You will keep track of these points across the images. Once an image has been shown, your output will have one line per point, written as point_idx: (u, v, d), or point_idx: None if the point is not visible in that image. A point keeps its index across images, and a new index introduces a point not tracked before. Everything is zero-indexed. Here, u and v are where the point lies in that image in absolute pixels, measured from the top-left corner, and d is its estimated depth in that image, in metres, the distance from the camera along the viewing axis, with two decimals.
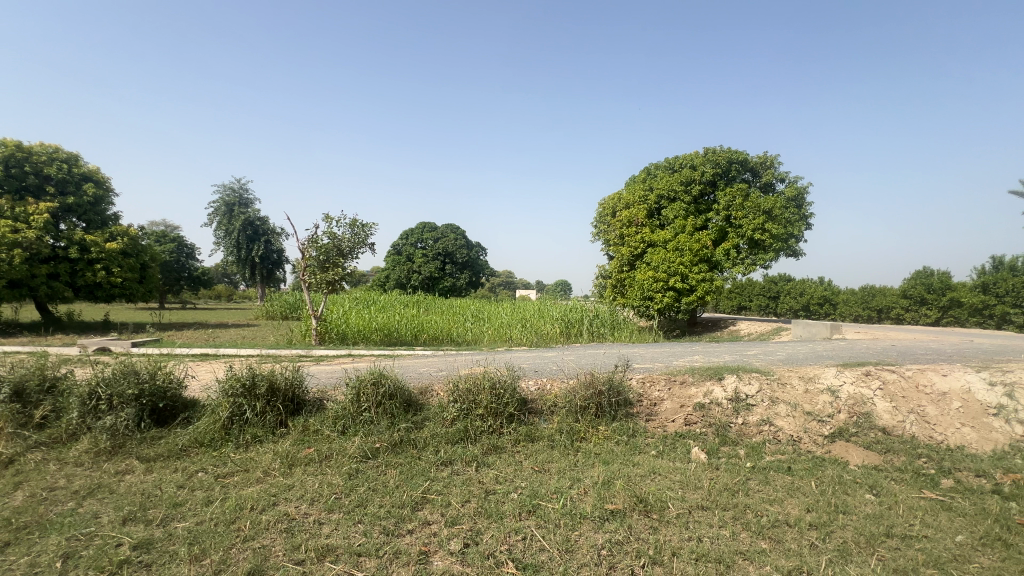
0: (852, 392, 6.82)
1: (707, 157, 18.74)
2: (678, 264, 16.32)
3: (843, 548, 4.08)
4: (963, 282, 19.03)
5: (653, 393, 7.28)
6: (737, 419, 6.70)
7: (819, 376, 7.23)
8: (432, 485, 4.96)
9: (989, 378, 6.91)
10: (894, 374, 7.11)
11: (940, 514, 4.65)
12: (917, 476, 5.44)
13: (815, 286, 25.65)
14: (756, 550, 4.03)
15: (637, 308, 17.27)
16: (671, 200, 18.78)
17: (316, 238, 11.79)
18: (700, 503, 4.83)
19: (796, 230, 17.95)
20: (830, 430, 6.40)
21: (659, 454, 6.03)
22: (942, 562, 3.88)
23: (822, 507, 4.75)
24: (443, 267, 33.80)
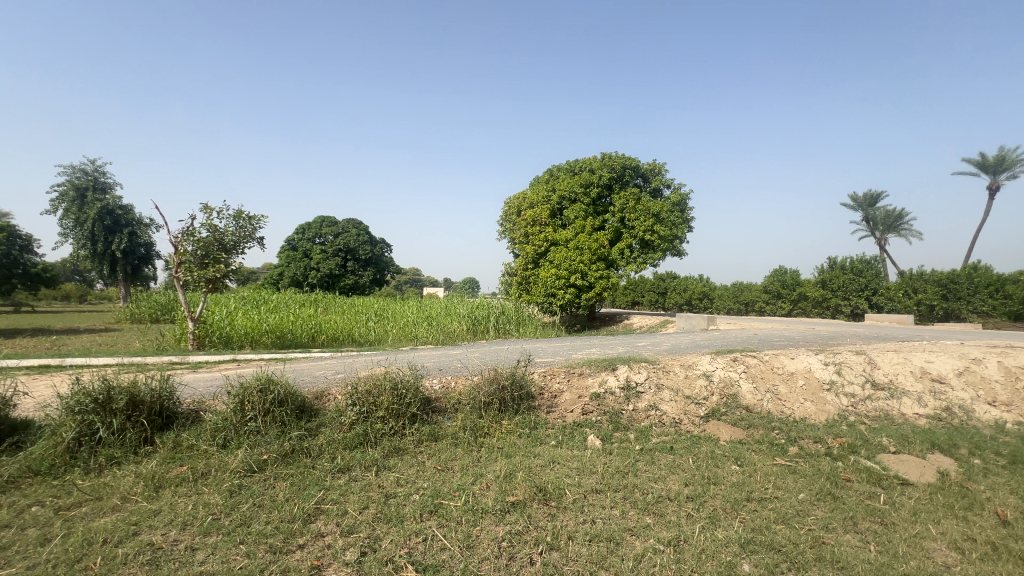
0: (722, 376, 7.74)
1: (604, 162, 19.98)
2: (579, 263, 17.20)
3: (713, 515, 4.59)
4: (808, 279, 22.44)
5: (553, 385, 7.64)
6: (628, 405, 7.23)
7: (696, 363, 8.09)
8: (327, 494, 4.67)
9: (825, 358, 8.22)
10: (754, 359, 8.19)
11: (788, 476, 5.44)
12: (772, 446, 6.30)
13: (697, 283, 28.71)
14: (642, 526, 4.38)
15: (541, 305, 17.83)
16: (572, 201, 19.70)
17: (193, 230, 10.48)
18: (594, 487, 5.13)
19: (679, 232, 19.85)
20: (705, 411, 7.16)
21: (558, 443, 6.29)
22: (788, 517, 4.53)
23: (697, 480, 5.31)
24: (344, 264, 32.13)
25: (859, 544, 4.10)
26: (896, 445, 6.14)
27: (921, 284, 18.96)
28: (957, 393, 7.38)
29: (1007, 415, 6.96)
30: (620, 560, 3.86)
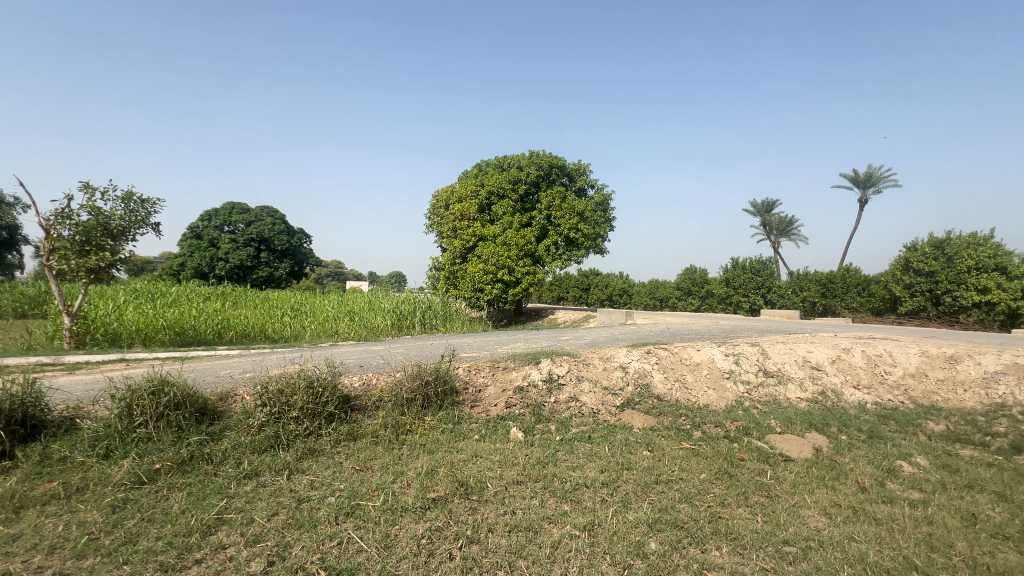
0: (637, 367, 8.21)
1: (531, 160, 20.27)
2: (506, 259, 17.34)
3: (625, 498, 4.86)
4: (714, 278, 24.44)
5: (478, 379, 7.66)
6: (550, 397, 7.42)
7: (614, 356, 8.50)
8: (231, 503, 4.31)
9: (726, 350, 9.01)
10: (665, 351, 8.78)
11: (691, 459, 5.90)
12: (679, 431, 6.81)
13: (617, 280, 30.22)
14: (559, 513, 4.53)
15: (468, 299, 17.72)
16: (500, 197, 19.78)
17: (68, 212, 9.10)
18: (515, 478, 5.22)
19: (602, 231, 20.72)
20: (620, 401, 7.56)
21: (481, 437, 6.31)
22: (691, 496, 4.92)
23: (611, 466, 5.60)
24: (257, 255, 29.83)
25: (749, 516, 4.55)
26: (782, 426, 6.89)
27: (807, 284, 21.56)
28: (830, 378, 8.38)
29: (867, 395, 8.01)
30: (538, 548, 3.96)
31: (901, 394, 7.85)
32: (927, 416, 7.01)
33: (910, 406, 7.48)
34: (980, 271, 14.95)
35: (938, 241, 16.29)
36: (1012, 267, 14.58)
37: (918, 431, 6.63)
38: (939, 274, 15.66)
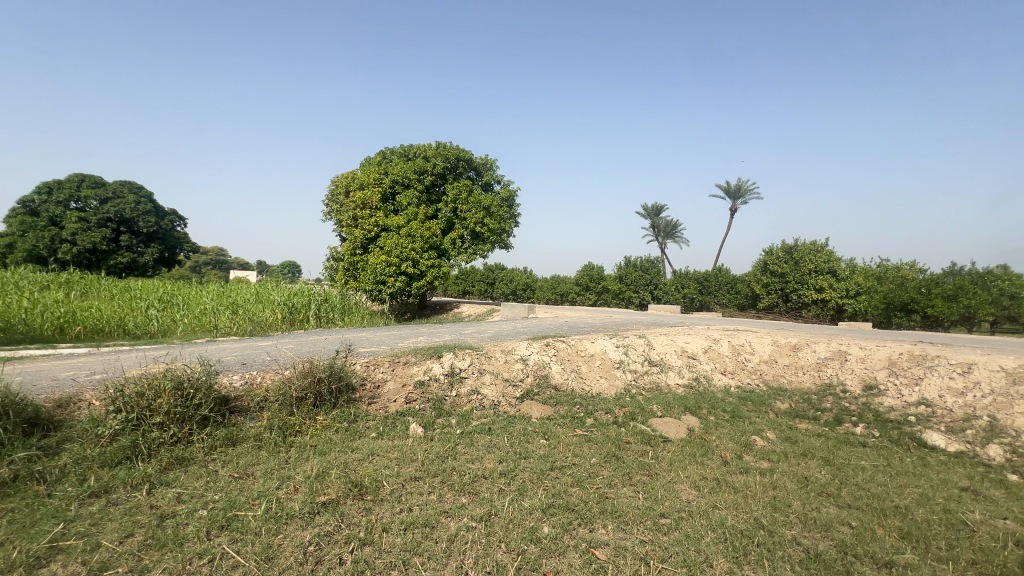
0: (537, 359, 8.49)
1: (438, 151, 19.92)
2: (410, 250, 16.83)
3: (521, 486, 5.00)
4: (610, 274, 26.13)
5: (376, 375, 7.35)
6: (452, 391, 7.38)
7: (515, 348, 8.70)
8: (70, 528, 3.65)
9: (617, 341, 9.67)
10: (563, 344, 9.19)
11: (584, 445, 6.25)
12: (573, 420, 7.16)
13: (521, 275, 31.01)
14: (457, 506, 4.53)
15: (370, 292, 16.93)
16: (405, 186, 19.13)
17: None
18: (413, 474, 5.10)
19: (507, 227, 21.06)
20: (520, 392, 7.76)
21: (379, 435, 6.07)
22: (582, 480, 5.21)
23: (510, 456, 5.72)
24: (115, 238, 25.69)
25: (632, 494, 4.93)
26: (662, 411, 7.57)
27: (688, 282, 23.97)
28: (703, 365, 9.40)
29: (731, 380, 9.11)
30: (433, 543, 3.91)
31: (757, 378, 9.05)
32: (776, 396, 8.17)
33: (764, 388, 8.66)
34: (818, 273, 17.77)
35: (788, 247, 19.04)
36: (841, 270, 17.53)
37: (769, 409, 7.69)
38: (788, 275, 18.33)
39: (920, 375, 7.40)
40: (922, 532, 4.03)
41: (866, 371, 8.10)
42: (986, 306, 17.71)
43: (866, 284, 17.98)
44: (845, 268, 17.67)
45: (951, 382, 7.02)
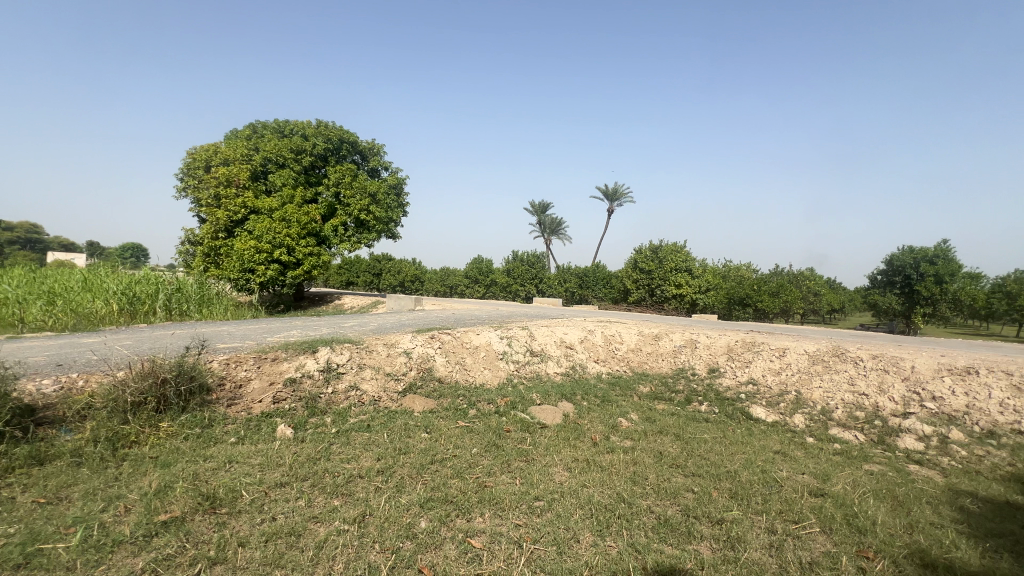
0: (421, 352, 8.32)
1: (318, 130, 18.41)
2: (284, 236, 15.31)
3: (400, 482, 4.85)
4: (498, 268, 26.67)
5: (238, 373, 6.55)
6: (327, 388, 6.89)
7: (398, 341, 8.42)
8: None
9: (501, 333, 9.89)
10: (448, 336, 9.13)
11: (466, 436, 6.27)
12: (456, 411, 7.16)
13: (409, 266, 30.22)
14: (328, 510, 4.23)
15: (235, 281, 15.05)
16: (279, 166, 17.35)
17: None
18: (278, 480, 4.65)
19: (395, 216, 20.29)
20: (403, 386, 7.54)
21: (239, 440, 5.43)
22: (462, 471, 5.22)
23: (389, 453, 5.52)
24: None
25: (510, 481, 5.08)
26: (541, 398, 7.94)
27: (570, 277, 25.44)
28: (579, 355, 10.05)
29: (603, 367, 9.88)
30: (299, 552, 3.61)
31: (625, 365, 9.93)
32: (639, 380, 9.04)
33: (630, 374, 9.54)
34: (677, 271, 20.08)
35: (655, 247, 21.18)
36: (695, 269, 20.01)
37: (633, 393, 8.49)
38: (654, 272, 20.44)
39: (750, 359, 8.74)
40: (746, 491, 4.76)
41: (710, 357, 9.35)
42: (798, 301, 21.60)
43: (714, 282, 20.75)
44: (699, 267, 20.20)
45: (770, 363, 8.42)
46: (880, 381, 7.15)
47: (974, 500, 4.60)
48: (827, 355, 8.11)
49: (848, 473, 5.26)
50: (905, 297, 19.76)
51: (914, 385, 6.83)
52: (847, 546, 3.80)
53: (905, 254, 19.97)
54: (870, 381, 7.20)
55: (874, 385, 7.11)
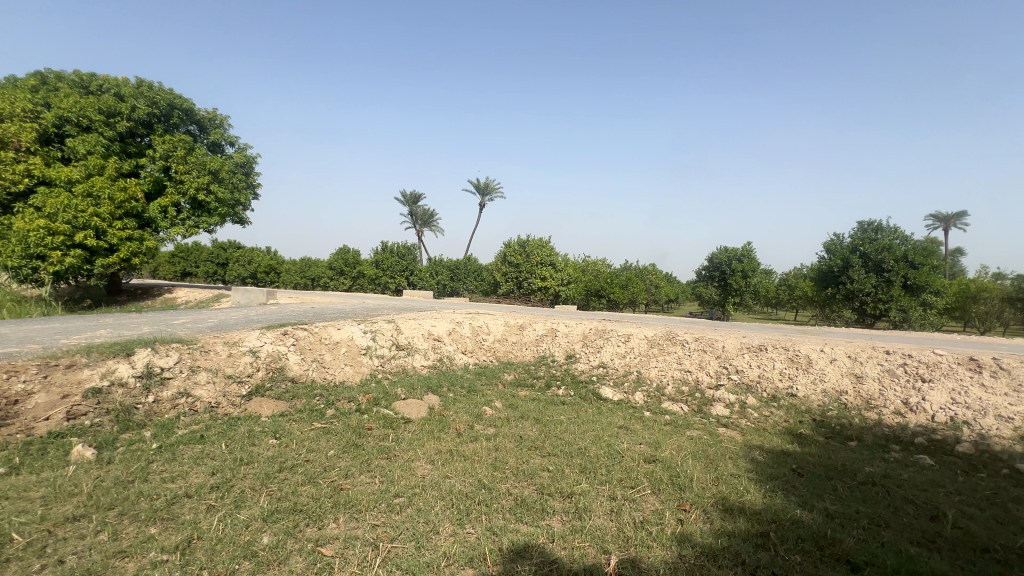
0: (270, 350, 7.47)
1: (139, 90, 15.11)
2: (89, 216, 12.39)
3: (239, 497, 4.29)
4: (365, 259, 25.28)
5: (11, 386, 5.12)
6: (147, 397, 5.78)
7: (242, 339, 7.44)
8: None
9: (365, 327, 9.37)
10: (304, 332, 8.35)
11: (321, 438, 5.80)
12: (311, 412, 6.58)
13: (262, 255, 27.06)
14: (141, 541, 3.55)
15: (17, 271, 12.05)
16: (83, 129, 13.98)
17: None
18: (70, 514, 3.76)
19: (243, 198, 17.80)
20: (247, 389, 6.69)
21: (12, 470, 4.27)
22: (315, 476, 4.81)
23: (226, 465, 4.85)
24: None
25: (369, 481, 4.82)
26: (406, 393, 7.72)
27: (441, 269, 25.23)
28: (446, 347, 10.00)
29: (471, 358, 9.99)
30: None
31: (491, 355, 10.16)
32: (505, 369, 9.34)
33: (496, 363, 9.80)
34: (542, 265, 21.23)
35: (523, 241, 22.12)
36: (558, 262, 21.35)
37: (498, 382, 8.74)
38: (521, 265, 21.32)
39: (601, 344, 9.61)
40: (595, 465, 5.21)
41: (568, 344, 10.05)
42: (642, 293, 24.44)
43: (574, 275, 22.39)
44: (561, 262, 21.60)
45: (618, 348, 9.36)
46: (700, 359, 8.42)
47: (762, 452, 5.66)
48: (662, 339, 9.30)
49: (675, 439, 6.07)
50: (722, 289, 23.62)
51: (724, 361, 8.18)
52: (671, 502, 4.38)
53: (721, 254, 23.82)
54: (693, 360, 8.43)
55: (696, 363, 8.35)
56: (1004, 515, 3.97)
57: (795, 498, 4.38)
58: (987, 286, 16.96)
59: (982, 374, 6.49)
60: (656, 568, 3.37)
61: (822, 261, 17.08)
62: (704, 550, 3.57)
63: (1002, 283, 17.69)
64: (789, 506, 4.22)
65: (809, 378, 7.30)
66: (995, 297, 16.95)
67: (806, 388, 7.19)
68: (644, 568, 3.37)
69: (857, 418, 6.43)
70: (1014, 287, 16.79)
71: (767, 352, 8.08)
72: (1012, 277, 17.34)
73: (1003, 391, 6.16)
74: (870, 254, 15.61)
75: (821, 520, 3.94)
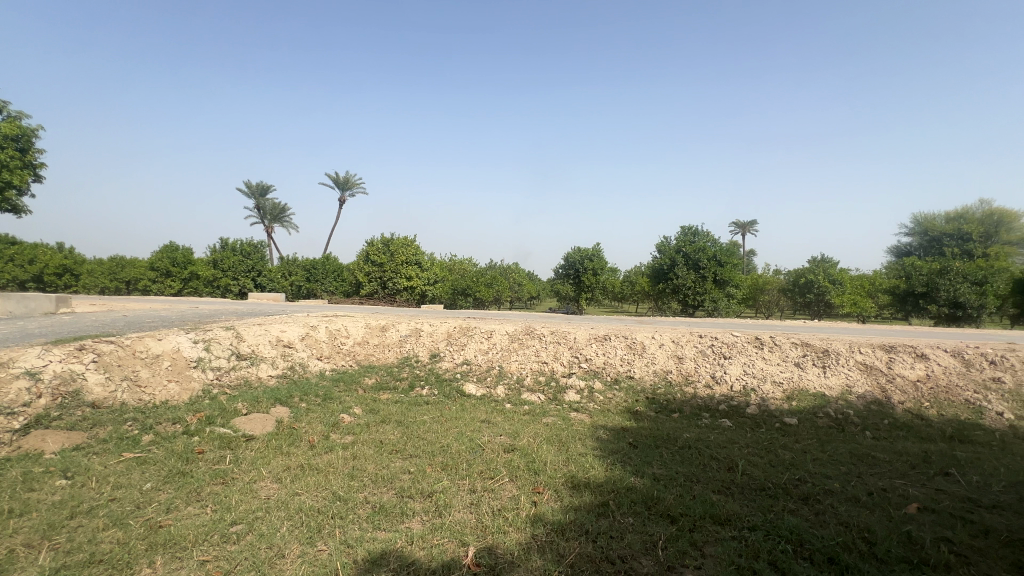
0: (59, 370, 6.01)
1: None
2: None
3: (6, 559, 3.36)
4: (199, 258, 21.90)
5: None
6: None
7: (15, 359, 5.85)
8: None
9: (195, 336, 8.10)
10: (110, 345, 6.89)
11: (134, 470, 4.85)
12: (119, 441, 5.45)
13: (51, 253, 21.67)
14: None
15: None
16: None
17: None
18: None
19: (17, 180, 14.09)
20: (22, 422, 5.28)
21: None
22: (124, 516, 3.99)
23: None
24: None
25: (197, 512, 4.17)
26: (248, 407, 6.85)
27: (294, 269, 22.95)
28: (298, 353, 9.15)
29: (327, 364, 9.28)
30: None
31: (350, 359, 9.57)
32: (365, 373, 8.88)
33: (355, 367, 9.26)
34: (407, 264, 20.69)
35: (387, 240, 21.33)
36: (424, 262, 20.98)
37: (358, 387, 8.29)
38: (385, 265, 20.50)
39: (464, 342, 9.73)
40: (457, 461, 5.24)
41: (433, 342, 9.95)
42: (507, 291, 25.35)
43: (441, 274, 22.24)
44: (427, 261, 21.29)
45: (481, 344, 9.59)
46: (555, 351, 9.06)
47: (606, 431, 6.30)
48: (522, 334, 9.78)
49: (533, 428, 6.43)
50: (576, 286, 25.66)
51: (576, 351, 8.93)
52: (527, 487, 4.63)
53: (575, 254, 25.86)
54: (549, 352, 9.03)
55: (552, 354, 8.97)
56: (775, 459, 5.04)
57: (630, 468, 4.97)
58: (770, 280, 21.23)
59: (763, 349, 8.14)
60: (511, 551, 3.53)
61: (655, 260, 19.61)
62: (554, 526, 3.85)
63: (779, 276, 22.31)
64: (624, 475, 4.79)
65: (643, 362, 8.36)
66: (775, 289, 21.31)
67: (640, 369, 8.23)
68: (500, 553, 3.50)
69: (679, 393, 7.56)
70: (786, 280, 21.29)
71: (611, 341, 9.05)
72: (784, 272, 21.96)
73: (776, 361, 7.82)
74: (690, 254, 18.46)
75: (649, 483, 4.55)
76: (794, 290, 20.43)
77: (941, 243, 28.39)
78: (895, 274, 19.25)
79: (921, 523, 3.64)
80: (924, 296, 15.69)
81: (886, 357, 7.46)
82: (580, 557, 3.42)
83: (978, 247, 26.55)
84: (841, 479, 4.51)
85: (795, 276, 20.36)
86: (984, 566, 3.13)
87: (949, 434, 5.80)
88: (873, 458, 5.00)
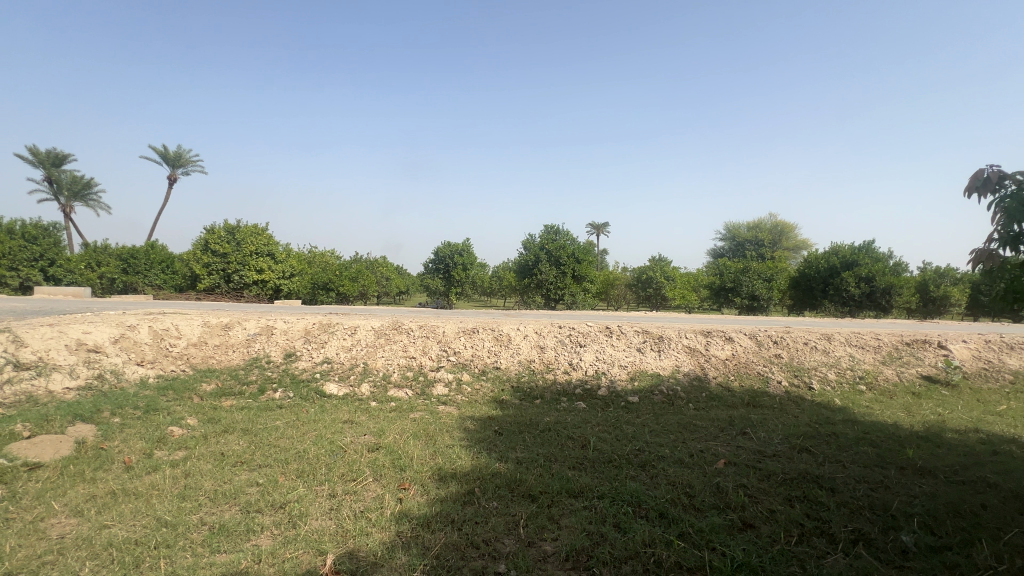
0: None
1: None
2: None
3: None
4: None
5: None
6: None
7: None
8: None
9: None
10: None
11: None
12: None
13: None
14: None
15: None
16: None
17: None
18: None
19: None
20: None
21: None
22: None
23: None
24: None
25: None
26: (32, 429, 5.45)
27: (104, 258, 18.89)
28: (110, 359, 7.53)
29: (151, 369, 7.79)
30: None
31: (182, 362, 8.20)
32: (202, 378, 7.70)
33: (189, 372, 7.97)
34: (258, 256, 18.43)
35: (231, 227, 18.77)
36: (278, 253, 18.92)
37: (192, 395, 7.16)
38: (230, 256, 18.00)
39: (324, 339, 9.04)
40: (315, 467, 4.85)
41: (288, 341, 9.03)
42: (373, 285, 24.26)
43: (299, 267, 20.18)
44: (281, 251, 19.21)
45: (344, 342, 9.00)
46: (423, 345, 8.92)
47: (473, 421, 6.43)
48: (388, 329, 9.41)
49: (400, 424, 6.25)
50: (446, 280, 25.63)
51: (444, 345, 8.91)
52: (391, 485, 4.50)
53: (445, 248, 25.80)
54: (417, 347, 8.87)
55: (420, 349, 8.81)
56: (620, 434, 5.67)
57: (495, 454, 5.16)
58: (618, 276, 23.75)
59: (612, 337, 9.09)
60: (373, 552, 3.39)
61: (522, 256, 20.43)
62: (420, 520, 3.81)
63: (626, 273, 25.07)
64: (489, 462, 4.96)
65: (509, 352, 8.70)
66: (622, 284, 23.89)
67: (506, 360, 8.55)
68: (362, 556, 3.34)
69: (541, 379, 8.05)
70: (631, 276, 24.01)
71: (478, 333, 9.22)
72: (630, 270, 24.77)
73: (622, 347, 8.79)
74: (552, 251, 19.67)
75: (512, 467, 4.78)
76: (637, 285, 23.13)
77: (744, 248, 34.74)
78: (712, 273, 23.04)
79: (727, 474, 4.43)
80: (732, 290, 19.01)
81: (705, 340, 8.89)
82: (445, 547, 3.45)
83: (768, 252, 33.03)
84: (670, 445, 5.25)
85: (639, 273, 23.09)
86: (767, 502, 3.93)
87: (746, 401, 7.16)
88: (694, 426, 5.93)
